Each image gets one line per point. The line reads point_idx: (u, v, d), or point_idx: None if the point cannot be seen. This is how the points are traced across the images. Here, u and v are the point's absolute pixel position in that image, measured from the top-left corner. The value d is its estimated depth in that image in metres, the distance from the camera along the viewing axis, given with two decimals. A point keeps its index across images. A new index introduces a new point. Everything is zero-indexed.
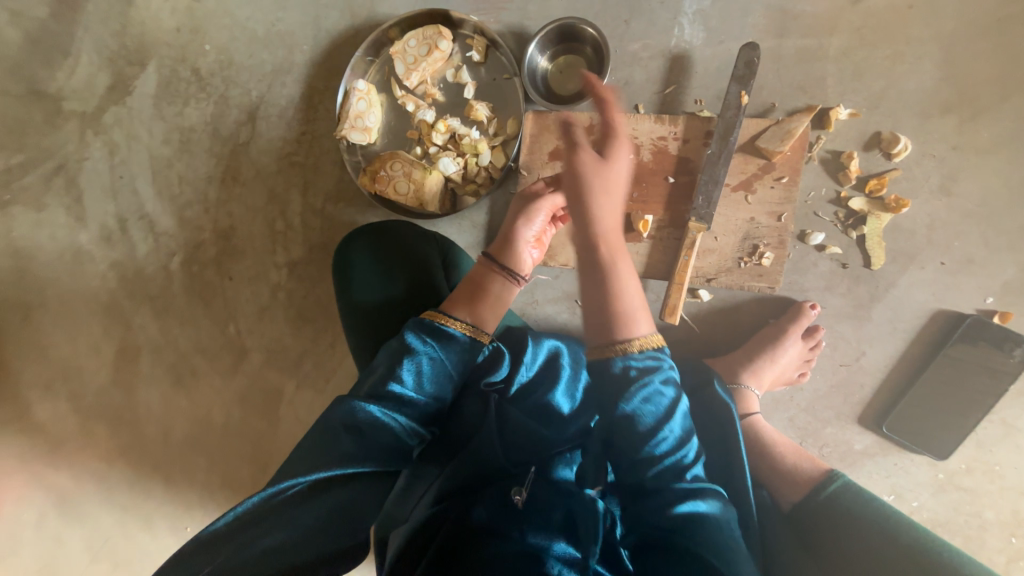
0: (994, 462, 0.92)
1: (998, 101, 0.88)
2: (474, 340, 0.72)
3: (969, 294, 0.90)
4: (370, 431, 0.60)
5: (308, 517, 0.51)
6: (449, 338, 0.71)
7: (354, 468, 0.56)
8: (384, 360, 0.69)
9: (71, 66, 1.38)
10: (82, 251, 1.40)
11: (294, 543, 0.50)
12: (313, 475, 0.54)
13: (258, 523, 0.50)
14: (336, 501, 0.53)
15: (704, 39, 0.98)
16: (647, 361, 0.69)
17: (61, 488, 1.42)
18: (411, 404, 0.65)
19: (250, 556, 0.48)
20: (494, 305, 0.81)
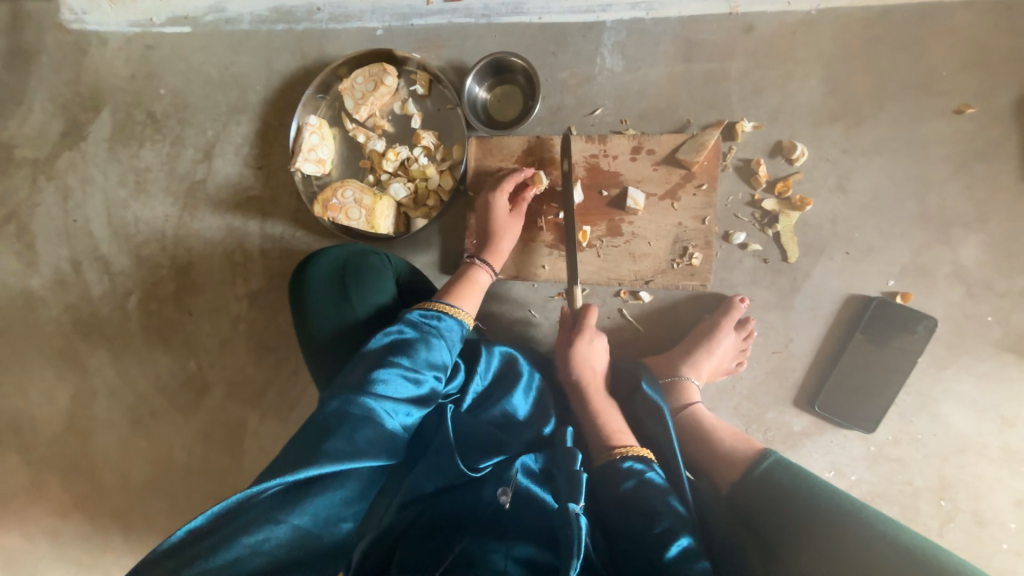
0: (917, 431, 1.00)
1: (876, 109, 1.01)
2: (464, 323, 0.86)
3: (873, 278, 1.01)
4: (363, 419, 0.65)
5: (295, 513, 0.55)
6: (443, 324, 0.83)
7: (346, 465, 0.60)
8: (376, 352, 0.75)
9: (24, 115, 1.40)
10: (33, 296, 1.38)
11: (280, 539, 0.53)
12: (303, 473, 0.58)
13: (239, 519, 0.53)
14: (322, 501, 0.57)
15: (623, 66, 1.09)
16: (634, 466, 0.77)
17: (9, 548, 1.34)
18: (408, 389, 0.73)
19: (230, 552, 0.50)
20: (474, 291, 0.94)
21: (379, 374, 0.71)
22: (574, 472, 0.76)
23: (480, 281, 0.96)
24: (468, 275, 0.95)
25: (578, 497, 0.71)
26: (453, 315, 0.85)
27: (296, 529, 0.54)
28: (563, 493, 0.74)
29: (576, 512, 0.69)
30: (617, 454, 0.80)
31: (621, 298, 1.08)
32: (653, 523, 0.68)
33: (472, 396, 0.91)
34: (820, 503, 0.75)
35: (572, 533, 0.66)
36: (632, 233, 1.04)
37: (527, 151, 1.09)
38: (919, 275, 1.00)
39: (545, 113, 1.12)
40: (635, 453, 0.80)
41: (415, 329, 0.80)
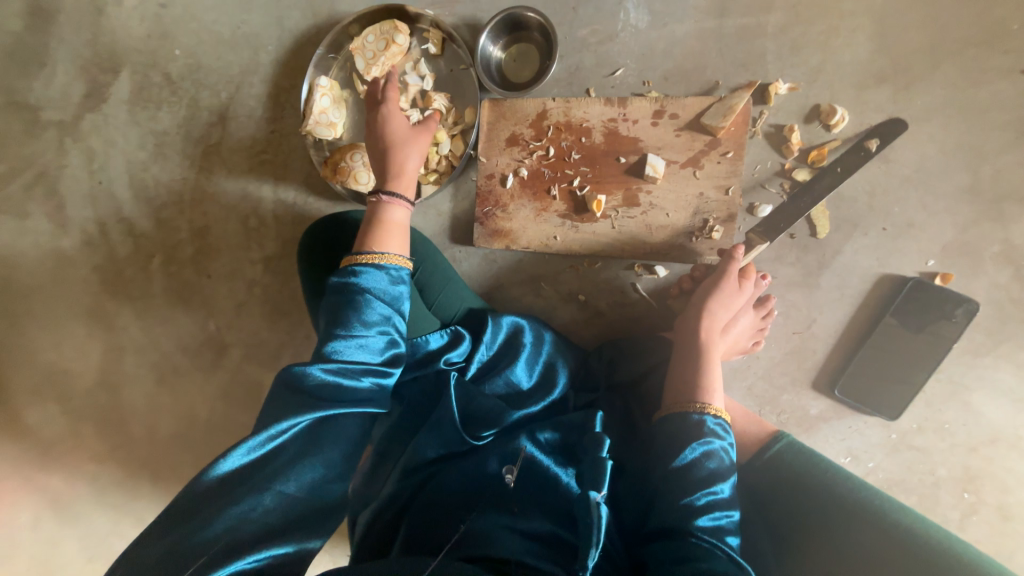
0: (944, 420, 0.95)
1: (930, 69, 0.91)
2: (399, 266, 0.77)
3: (910, 257, 0.93)
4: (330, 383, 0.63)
5: (318, 463, 0.58)
6: (378, 272, 0.74)
7: (339, 411, 0.61)
8: (329, 318, 0.71)
9: (47, 76, 1.42)
10: (64, 256, 1.43)
11: (288, 491, 0.55)
12: (301, 425, 0.58)
13: (268, 464, 0.55)
14: (324, 451, 0.59)
15: (648, 22, 1.01)
16: (715, 426, 0.74)
17: (53, 491, 1.45)
18: (365, 350, 0.69)
19: (263, 497, 0.54)
20: (398, 231, 0.86)
21: (335, 344, 0.67)
22: (598, 458, 0.73)
23: (396, 217, 0.86)
24: (379, 215, 0.85)
25: (600, 487, 0.69)
26: (386, 261, 0.76)
27: (322, 477, 0.58)
28: (586, 480, 0.72)
29: (597, 502, 0.66)
30: (696, 409, 0.75)
31: (635, 272, 1.06)
32: (693, 495, 0.67)
33: (478, 365, 0.92)
34: (848, 494, 0.73)
35: (595, 522, 0.63)
36: (649, 204, 0.99)
37: (541, 115, 1.04)
38: (962, 254, 0.92)
39: (562, 74, 1.06)
40: (714, 411, 0.75)
41: (349, 286, 0.72)
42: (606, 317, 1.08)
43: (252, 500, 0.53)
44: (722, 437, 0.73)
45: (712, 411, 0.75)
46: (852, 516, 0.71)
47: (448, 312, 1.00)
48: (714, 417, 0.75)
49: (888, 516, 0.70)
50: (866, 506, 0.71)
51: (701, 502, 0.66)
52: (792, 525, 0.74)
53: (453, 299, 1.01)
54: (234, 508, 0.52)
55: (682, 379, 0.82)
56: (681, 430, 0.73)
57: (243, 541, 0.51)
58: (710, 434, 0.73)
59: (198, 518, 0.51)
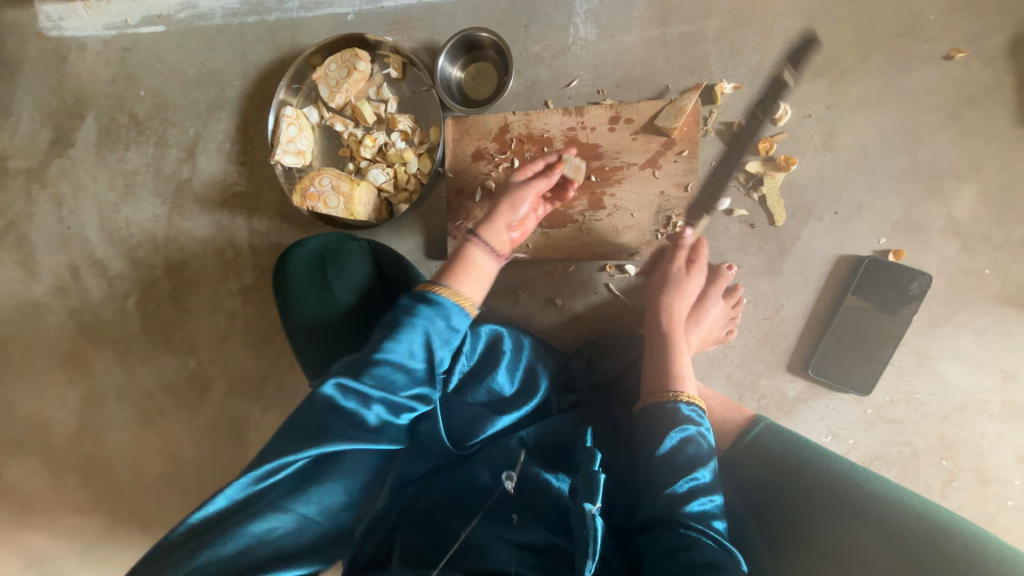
0: (915, 391, 0.98)
1: (861, 61, 0.97)
2: (464, 315, 0.75)
3: (863, 237, 0.98)
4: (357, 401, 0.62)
5: (304, 500, 0.58)
6: (446, 314, 0.73)
7: (332, 455, 0.61)
8: (380, 330, 0.70)
9: (13, 126, 1.42)
10: (38, 304, 1.41)
11: (273, 533, 0.55)
12: (280, 471, 0.58)
13: (254, 504, 0.55)
14: (308, 496, 0.58)
15: (597, 34, 1.06)
16: (693, 413, 0.76)
17: (36, 548, 1.40)
18: (406, 367, 0.67)
19: (246, 538, 0.53)
20: (475, 274, 0.82)
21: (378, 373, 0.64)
22: (592, 472, 0.71)
23: (479, 262, 0.83)
24: (463, 254, 0.84)
25: (594, 495, 0.67)
26: (449, 298, 0.75)
27: (304, 516, 0.58)
28: (580, 492, 0.69)
29: (591, 513, 0.65)
30: (673, 398, 0.78)
31: (607, 273, 1.09)
32: (676, 484, 0.68)
33: (459, 375, 0.92)
34: (829, 478, 0.74)
35: (589, 533, 0.63)
36: (614, 206, 1.03)
37: (504, 129, 1.07)
38: (911, 231, 0.97)
39: (520, 89, 1.10)
40: (689, 399, 0.78)
41: (412, 313, 0.71)
42: (584, 318, 1.11)
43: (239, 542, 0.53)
44: (700, 424, 0.74)
45: (687, 399, 0.78)
46: (835, 501, 0.72)
47: None
48: (689, 404, 0.78)
49: (864, 493, 0.71)
50: (846, 485, 0.73)
51: (685, 491, 0.67)
52: (780, 512, 0.75)
53: None
54: (219, 548, 0.52)
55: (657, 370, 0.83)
56: (661, 422, 0.75)
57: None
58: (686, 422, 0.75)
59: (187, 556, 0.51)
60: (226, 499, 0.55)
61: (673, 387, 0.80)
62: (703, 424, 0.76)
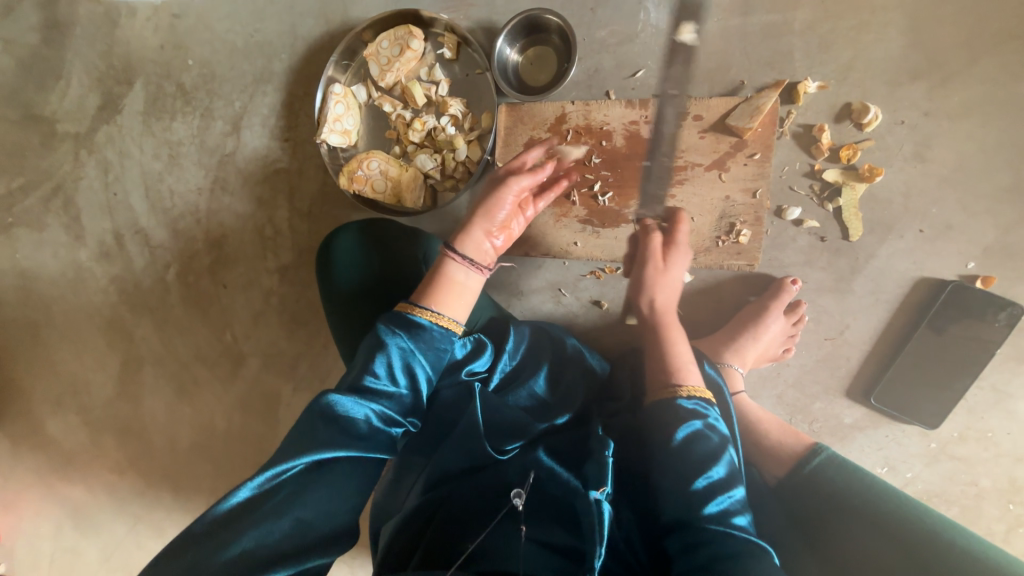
0: (987, 429, 0.91)
1: (968, 64, 0.87)
2: (449, 333, 0.76)
3: (949, 260, 0.90)
4: (360, 413, 0.64)
5: (303, 505, 0.55)
6: (418, 328, 0.73)
7: (333, 457, 0.59)
8: (361, 359, 0.71)
9: (63, 89, 1.42)
10: (82, 268, 1.44)
11: (275, 537, 0.52)
12: (283, 474, 0.56)
13: (256, 508, 0.53)
14: (325, 492, 0.57)
15: (669, 21, 0.99)
16: (696, 406, 0.70)
17: (75, 501, 1.45)
18: (398, 382, 0.69)
19: (243, 546, 0.51)
20: (457, 292, 0.81)
21: (365, 384, 0.67)
22: (603, 458, 0.73)
23: (458, 278, 0.82)
24: (443, 271, 0.82)
25: (602, 484, 0.71)
26: (426, 318, 0.75)
27: (303, 523, 0.54)
28: (589, 480, 0.73)
29: (596, 501, 0.69)
30: (674, 394, 0.72)
31: None
32: (693, 482, 0.64)
33: (500, 375, 0.90)
34: (871, 502, 0.70)
35: (595, 525, 0.67)
36: (674, 208, 0.96)
37: (561, 119, 1.02)
38: (1004, 256, 0.88)
39: (581, 77, 1.04)
40: (691, 393, 0.71)
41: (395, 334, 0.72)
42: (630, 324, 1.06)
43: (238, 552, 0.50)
44: (718, 416, 0.69)
45: (687, 392, 0.71)
46: (870, 519, 0.68)
47: (470, 319, 0.99)
48: (690, 397, 0.71)
49: (912, 524, 0.66)
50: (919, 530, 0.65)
51: (704, 488, 0.63)
52: (812, 522, 0.73)
53: (476, 307, 1.01)
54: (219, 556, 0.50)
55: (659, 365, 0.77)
56: (670, 415, 0.69)
57: None
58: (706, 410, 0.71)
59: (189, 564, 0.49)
60: (232, 503, 0.54)
61: (673, 380, 0.73)
62: (712, 414, 0.70)
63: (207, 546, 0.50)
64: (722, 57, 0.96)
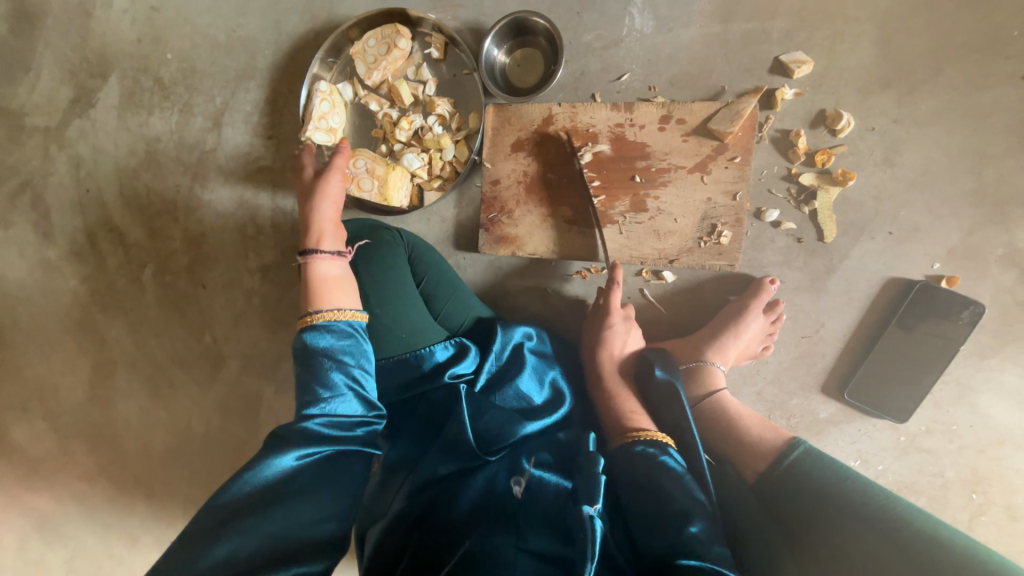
0: (952, 422, 0.96)
1: (933, 74, 0.92)
2: (351, 320, 0.78)
3: (916, 260, 0.94)
4: (308, 427, 0.64)
5: (273, 517, 0.56)
6: (330, 329, 0.75)
7: (300, 463, 0.61)
8: (294, 383, 0.72)
9: (32, 81, 1.37)
10: (51, 267, 1.38)
11: (248, 549, 0.53)
12: (253, 485, 0.58)
13: (228, 521, 0.55)
14: (296, 500, 0.58)
15: (653, 27, 1.01)
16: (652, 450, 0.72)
17: (41, 510, 1.39)
18: (331, 384, 0.70)
19: (214, 560, 0.52)
20: (336, 283, 0.84)
21: (309, 399, 0.68)
22: (592, 473, 0.70)
23: (327, 271, 0.85)
24: (314, 274, 0.85)
25: (593, 499, 0.65)
26: (334, 317, 0.77)
27: (274, 534, 0.55)
28: (580, 495, 0.68)
29: (589, 515, 0.63)
30: (631, 439, 0.76)
31: (643, 278, 1.05)
32: (669, 506, 0.65)
33: (487, 375, 0.90)
34: (843, 491, 0.71)
35: (588, 536, 0.62)
36: (657, 209, 0.99)
37: (547, 120, 1.03)
38: (967, 257, 0.93)
39: (567, 79, 1.05)
40: (650, 438, 0.74)
41: (314, 341, 0.74)
42: None
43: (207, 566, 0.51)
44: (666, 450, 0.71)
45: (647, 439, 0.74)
46: (843, 508, 0.70)
47: (456, 320, 1.00)
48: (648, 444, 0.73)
49: (889, 518, 0.67)
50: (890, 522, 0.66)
51: (677, 510, 0.64)
52: (796, 516, 0.74)
53: (462, 307, 1.01)
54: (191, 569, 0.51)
55: (615, 411, 0.84)
56: (636, 459, 0.72)
57: None
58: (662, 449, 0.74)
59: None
60: (205, 518, 0.56)
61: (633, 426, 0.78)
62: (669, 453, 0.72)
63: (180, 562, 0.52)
64: (704, 63, 0.99)
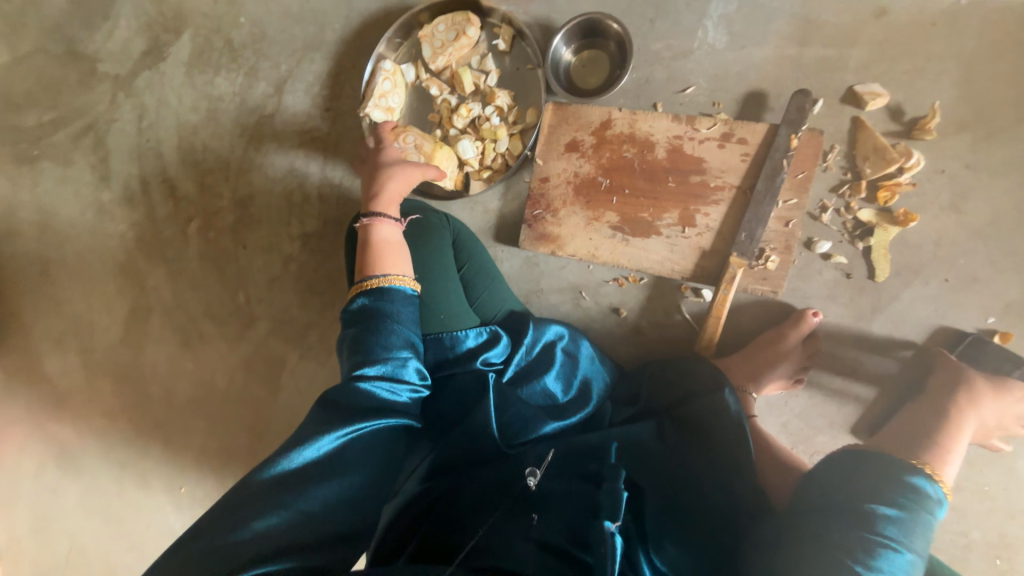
0: (984, 482, 0.92)
1: (1014, 123, 0.89)
2: (408, 289, 0.80)
3: (970, 312, 0.91)
4: (362, 388, 0.67)
5: (311, 498, 0.57)
6: (387, 295, 0.78)
7: (341, 444, 0.62)
8: (347, 349, 0.74)
9: (110, 30, 1.42)
10: (104, 210, 1.44)
11: (285, 525, 0.55)
12: (293, 462, 0.60)
13: (268, 495, 0.57)
14: (331, 484, 0.59)
15: (726, 43, 1.00)
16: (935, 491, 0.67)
17: (62, 440, 1.45)
18: (389, 347, 0.72)
19: (255, 532, 0.54)
20: (392, 248, 0.87)
21: (367, 360, 0.70)
22: (616, 488, 0.68)
23: (384, 237, 0.88)
24: (371, 241, 0.87)
25: (616, 515, 0.64)
26: (392, 282, 0.80)
27: (310, 513, 0.57)
28: (602, 507, 0.66)
29: (612, 532, 0.62)
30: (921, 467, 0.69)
31: (681, 293, 1.05)
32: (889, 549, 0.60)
33: (516, 368, 0.91)
34: None
35: (608, 553, 0.60)
36: (706, 226, 0.98)
37: (605, 124, 1.03)
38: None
39: (631, 85, 1.05)
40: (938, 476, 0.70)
41: (373, 303, 0.77)
42: (646, 335, 1.07)
43: (248, 537, 0.54)
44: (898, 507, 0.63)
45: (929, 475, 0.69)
46: None
47: (490, 310, 1.00)
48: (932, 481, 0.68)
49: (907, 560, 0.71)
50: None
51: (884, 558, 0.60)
52: None
53: (498, 298, 1.02)
54: (232, 538, 0.53)
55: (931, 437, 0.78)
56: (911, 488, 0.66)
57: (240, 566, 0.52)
58: (894, 499, 0.65)
59: (206, 544, 0.53)
60: (246, 488, 0.58)
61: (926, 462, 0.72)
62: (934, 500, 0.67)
63: (220, 530, 0.54)
64: (772, 86, 0.98)
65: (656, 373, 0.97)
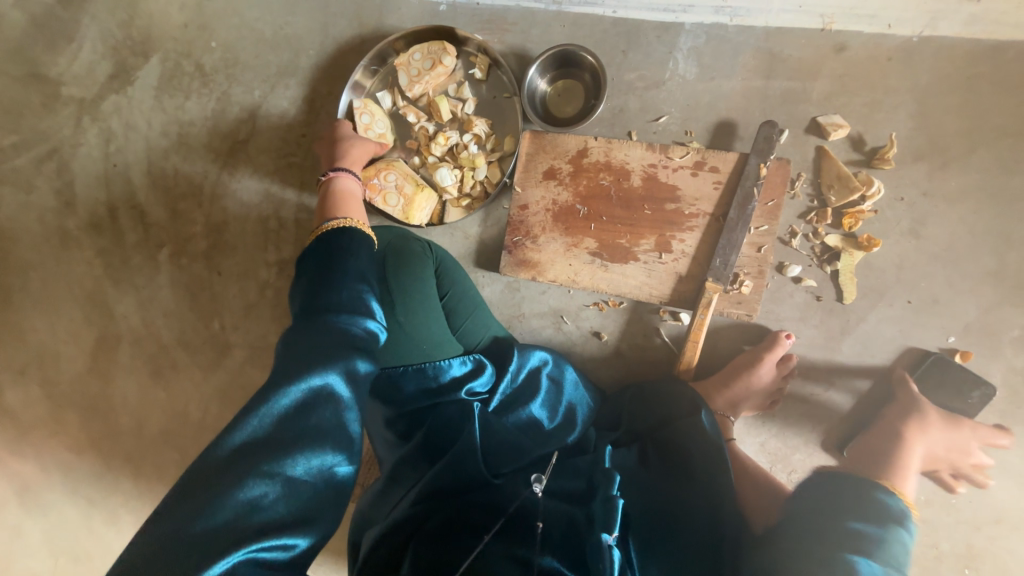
0: (951, 495, 0.96)
1: (966, 153, 0.94)
2: (362, 229, 0.78)
3: (932, 332, 0.95)
4: (321, 332, 0.60)
5: (285, 462, 0.50)
6: (338, 235, 0.75)
7: (310, 399, 0.53)
8: (301, 300, 0.67)
9: (74, 52, 1.38)
10: (68, 237, 1.38)
11: (261, 497, 0.48)
12: (256, 426, 0.51)
13: (234, 467, 0.48)
14: (312, 446, 0.51)
15: (696, 74, 1.03)
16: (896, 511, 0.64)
17: (25, 477, 1.38)
18: (345, 290, 0.66)
19: (229, 512, 0.46)
20: (348, 200, 0.88)
21: (321, 306, 0.64)
22: (611, 497, 0.71)
23: (342, 192, 0.90)
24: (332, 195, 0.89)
25: (612, 527, 0.67)
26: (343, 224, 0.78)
27: (291, 477, 0.50)
28: (596, 520, 0.69)
29: (609, 544, 0.65)
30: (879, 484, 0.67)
31: (661, 317, 1.07)
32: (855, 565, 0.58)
33: (500, 398, 0.91)
34: None
35: (606, 567, 0.62)
36: (682, 252, 1.00)
37: (582, 152, 1.04)
38: (981, 335, 0.94)
39: (606, 114, 1.07)
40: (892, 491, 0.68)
41: (324, 246, 0.72)
42: (626, 357, 1.09)
43: (222, 517, 0.46)
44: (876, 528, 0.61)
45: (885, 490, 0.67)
46: None
47: (473, 338, 1.00)
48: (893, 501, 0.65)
49: None
50: None
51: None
52: None
53: (481, 326, 1.01)
54: (200, 523, 0.45)
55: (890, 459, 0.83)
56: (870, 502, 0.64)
57: (218, 549, 0.44)
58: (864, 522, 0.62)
59: (168, 535, 0.45)
60: (203, 465, 0.48)
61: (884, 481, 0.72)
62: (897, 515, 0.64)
63: (184, 514, 0.46)
64: (742, 116, 1.01)
65: (637, 398, 0.98)
